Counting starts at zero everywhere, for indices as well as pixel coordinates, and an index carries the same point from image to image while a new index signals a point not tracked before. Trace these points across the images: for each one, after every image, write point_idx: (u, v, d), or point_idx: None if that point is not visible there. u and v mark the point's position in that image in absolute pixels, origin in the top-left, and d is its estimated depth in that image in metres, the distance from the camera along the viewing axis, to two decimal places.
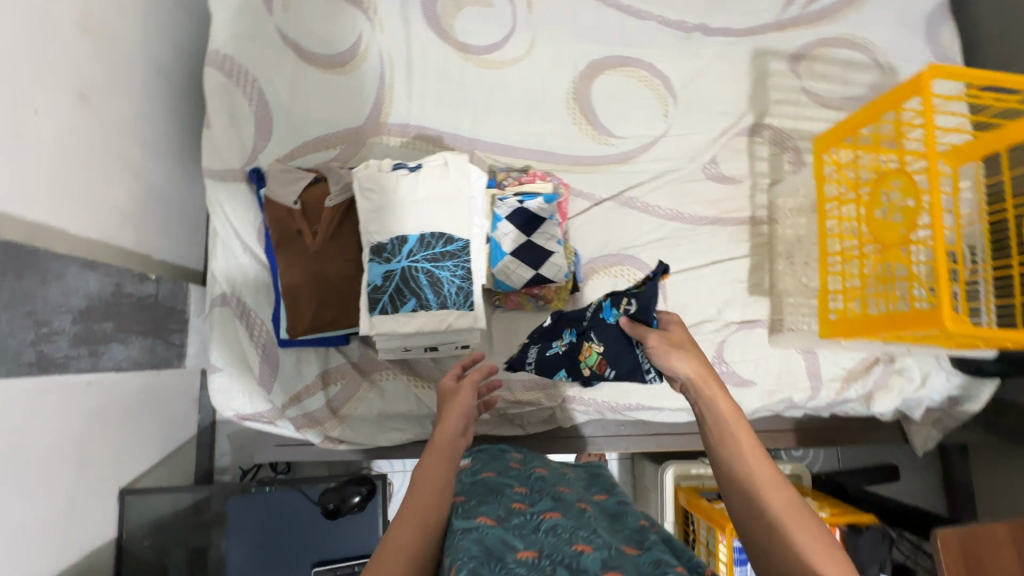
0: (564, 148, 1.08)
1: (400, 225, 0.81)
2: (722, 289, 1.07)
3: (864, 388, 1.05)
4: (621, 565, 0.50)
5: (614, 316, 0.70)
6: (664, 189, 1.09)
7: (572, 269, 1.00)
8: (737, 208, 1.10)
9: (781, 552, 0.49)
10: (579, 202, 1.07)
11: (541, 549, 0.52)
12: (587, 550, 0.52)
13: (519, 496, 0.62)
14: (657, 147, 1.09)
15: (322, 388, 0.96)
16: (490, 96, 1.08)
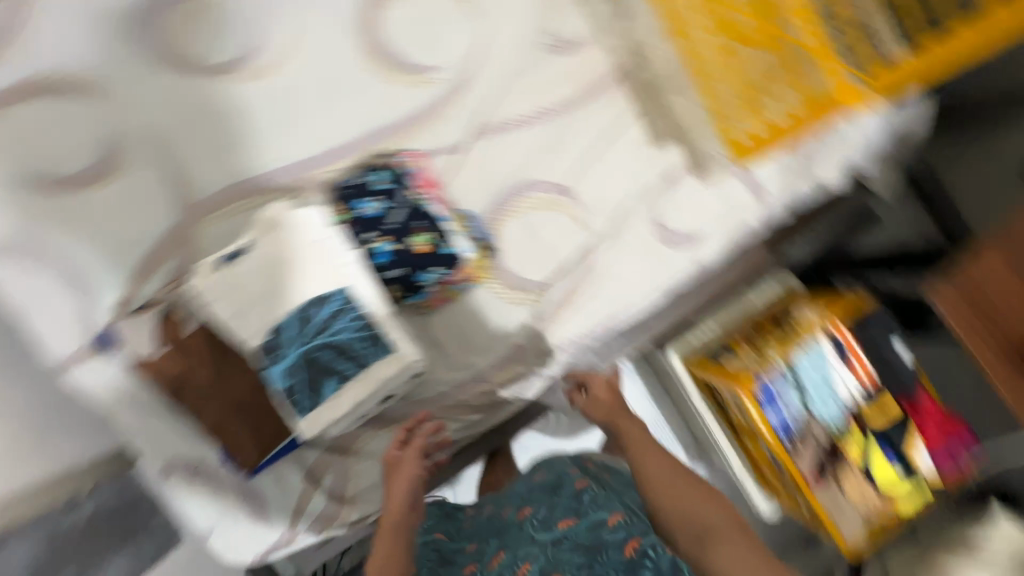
0: (392, 114, 0.93)
1: (266, 316, 0.71)
2: (628, 161, 0.97)
3: (807, 173, 0.99)
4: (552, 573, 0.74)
5: (367, 203, 0.84)
6: (514, 94, 0.95)
7: (472, 236, 0.91)
8: (596, 69, 0.97)
9: (676, 524, 0.69)
10: (441, 160, 0.94)
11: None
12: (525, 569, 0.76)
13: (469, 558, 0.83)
14: (484, 53, 0.94)
15: (316, 487, 0.91)
16: (282, 105, 0.90)
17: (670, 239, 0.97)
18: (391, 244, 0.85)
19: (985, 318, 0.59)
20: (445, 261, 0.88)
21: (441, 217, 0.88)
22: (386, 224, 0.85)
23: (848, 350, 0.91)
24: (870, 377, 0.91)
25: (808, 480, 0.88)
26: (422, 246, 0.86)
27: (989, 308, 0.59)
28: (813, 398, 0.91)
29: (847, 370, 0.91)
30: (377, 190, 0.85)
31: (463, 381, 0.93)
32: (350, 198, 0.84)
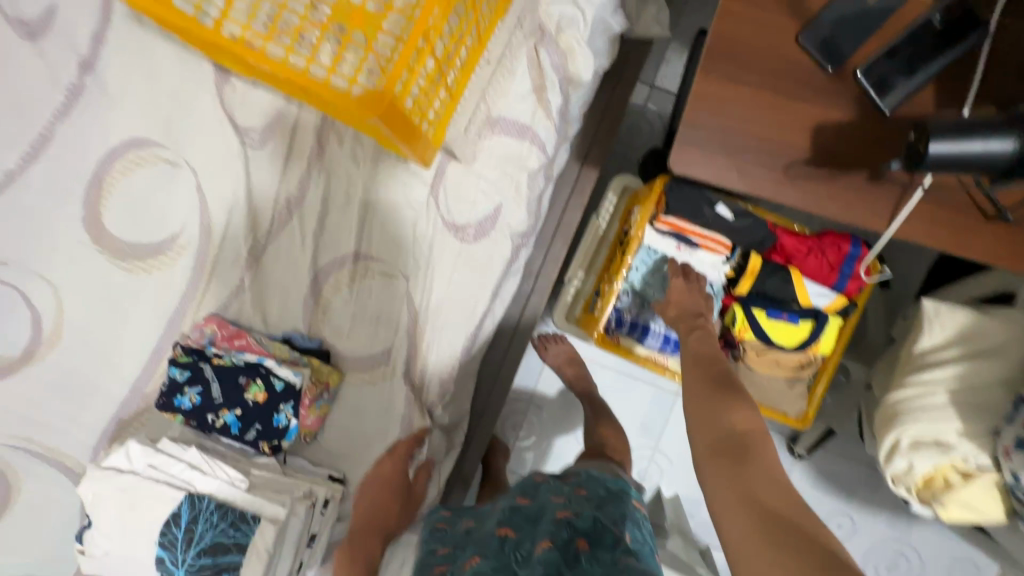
0: (174, 294, 0.94)
1: (145, 558, 0.75)
2: (391, 188, 0.91)
3: (557, 84, 0.88)
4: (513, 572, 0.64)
5: (186, 396, 0.86)
6: (258, 203, 0.93)
7: (298, 355, 0.91)
8: (309, 129, 0.91)
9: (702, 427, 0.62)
10: (238, 302, 0.95)
11: None
12: None
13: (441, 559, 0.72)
14: (206, 190, 0.93)
15: None
16: (90, 348, 0.95)
17: (474, 232, 0.91)
18: (233, 409, 0.87)
19: (744, 154, 0.60)
20: (285, 394, 0.88)
21: (254, 364, 0.88)
22: (215, 398, 0.87)
23: (693, 236, 0.77)
24: (723, 244, 0.76)
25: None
26: (258, 396, 0.87)
27: (738, 143, 0.60)
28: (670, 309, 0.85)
29: (702, 252, 0.78)
30: (187, 380, 0.87)
31: None
32: (173, 402, 0.87)
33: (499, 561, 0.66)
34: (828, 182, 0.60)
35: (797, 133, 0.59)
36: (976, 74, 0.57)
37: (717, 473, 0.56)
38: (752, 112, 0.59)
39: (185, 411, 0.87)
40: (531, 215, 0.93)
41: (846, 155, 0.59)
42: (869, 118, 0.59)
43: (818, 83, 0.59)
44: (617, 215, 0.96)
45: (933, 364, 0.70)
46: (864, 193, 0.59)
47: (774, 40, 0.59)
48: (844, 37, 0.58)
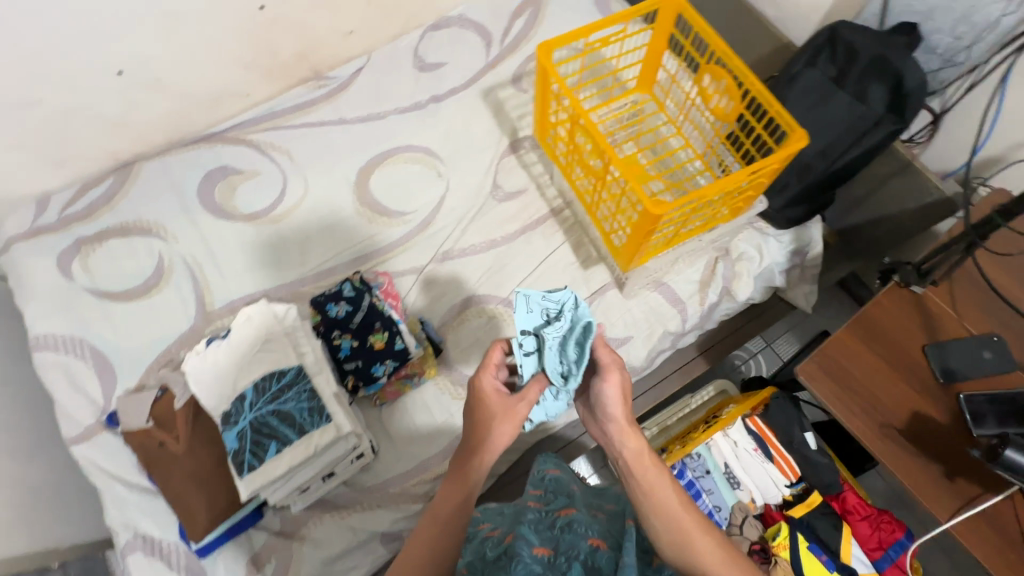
0: (372, 245, 1.19)
1: (234, 386, 0.87)
2: (562, 277, 1.16)
3: (719, 288, 1.13)
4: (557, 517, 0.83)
5: (334, 308, 1.04)
6: (471, 230, 1.20)
7: (423, 337, 1.07)
8: (537, 211, 1.22)
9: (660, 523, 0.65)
10: (406, 278, 1.16)
11: (552, 543, 0.75)
12: (595, 543, 0.76)
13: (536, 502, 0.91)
14: (446, 201, 1.22)
15: (257, 572, 0.95)
16: (291, 240, 1.20)
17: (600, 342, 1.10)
18: (353, 339, 1.02)
19: (859, 399, 0.77)
20: (394, 354, 1.01)
21: (391, 319, 1.03)
22: (350, 322, 1.03)
23: (771, 448, 0.91)
24: (792, 468, 0.89)
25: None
26: (376, 342, 1.02)
27: (857, 387, 0.77)
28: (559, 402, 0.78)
29: (773, 465, 0.90)
30: (341, 298, 1.05)
31: (406, 471, 1.01)
32: (321, 308, 1.05)
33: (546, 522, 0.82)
34: (910, 457, 0.74)
35: (902, 408, 0.76)
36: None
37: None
38: (876, 374, 0.78)
39: (322, 319, 1.04)
40: (645, 360, 1.11)
41: (934, 448, 0.74)
42: (961, 432, 0.74)
43: (931, 385, 0.77)
44: (707, 406, 1.11)
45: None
46: (934, 484, 0.72)
47: (910, 339, 0.79)
48: (958, 365, 0.76)
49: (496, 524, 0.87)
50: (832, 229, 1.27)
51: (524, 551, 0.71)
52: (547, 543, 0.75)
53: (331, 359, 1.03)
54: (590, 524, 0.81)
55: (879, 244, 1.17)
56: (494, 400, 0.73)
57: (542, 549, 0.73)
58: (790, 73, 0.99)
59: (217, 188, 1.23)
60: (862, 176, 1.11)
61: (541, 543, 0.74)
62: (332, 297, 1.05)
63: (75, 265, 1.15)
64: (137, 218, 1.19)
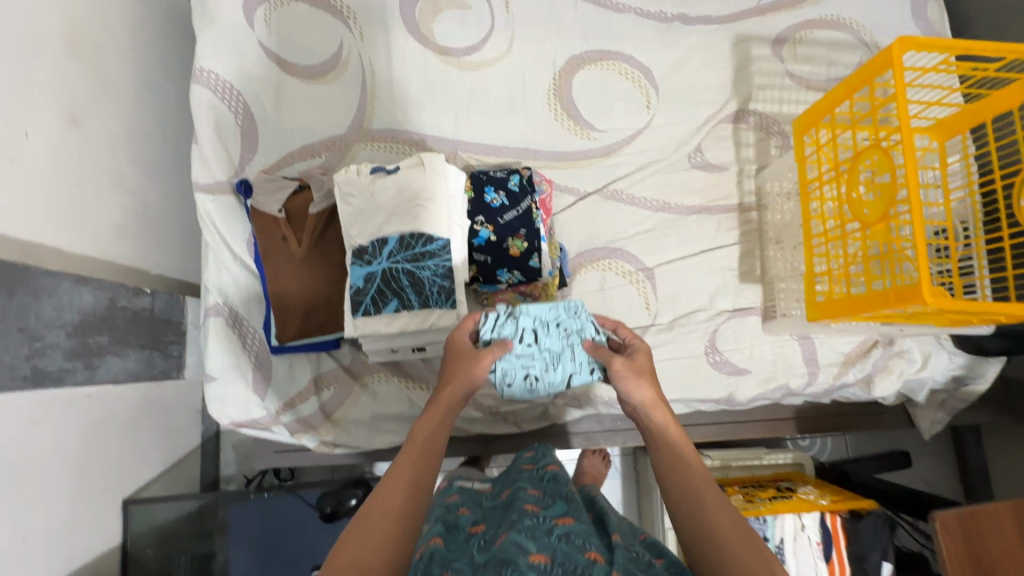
0: (546, 144, 1.09)
1: (379, 227, 0.83)
2: (712, 278, 1.06)
3: (863, 372, 1.03)
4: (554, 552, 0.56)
5: (488, 194, 0.96)
6: (649, 181, 1.08)
7: (557, 265, 1.00)
8: (724, 196, 1.09)
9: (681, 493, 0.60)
10: (564, 197, 1.07)
11: (553, 554, 0.56)
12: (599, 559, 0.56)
13: (532, 500, 0.69)
14: (640, 138, 1.09)
15: (314, 393, 0.98)
16: (470, 97, 1.09)
17: (716, 360, 1.03)
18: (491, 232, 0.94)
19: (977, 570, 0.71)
20: (525, 268, 0.94)
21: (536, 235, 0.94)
22: (496, 216, 0.95)
23: (834, 550, 0.88)
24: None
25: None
26: (512, 249, 0.94)
27: (981, 559, 0.71)
28: (504, 364, 0.83)
29: (826, 565, 0.87)
30: (498, 188, 0.96)
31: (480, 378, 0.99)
32: (476, 190, 0.96)
33: None
34: None
35: None
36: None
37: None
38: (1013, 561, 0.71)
39: (471, 200, 0.96)
40: (747, 401, 1.04)
41: None
42: None
43: None
44: (776, 469, 1.07)
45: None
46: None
47: None
48: None
49: (484, 518, 0.70)
50: (1000, 372, 1.12)
51: (518, 558, 0.53)
52: (544, 551, 0.56)
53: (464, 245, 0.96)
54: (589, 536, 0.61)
55: None
56: (465, 342, 0.76)
57: (539, 558, 0.54)
58: None
59: (422, 2, 1.08)
60: None
61: (537, 549, 0.56)
62: (489, 182, 0.96)
63: (259, 13, 1.05)
64: None
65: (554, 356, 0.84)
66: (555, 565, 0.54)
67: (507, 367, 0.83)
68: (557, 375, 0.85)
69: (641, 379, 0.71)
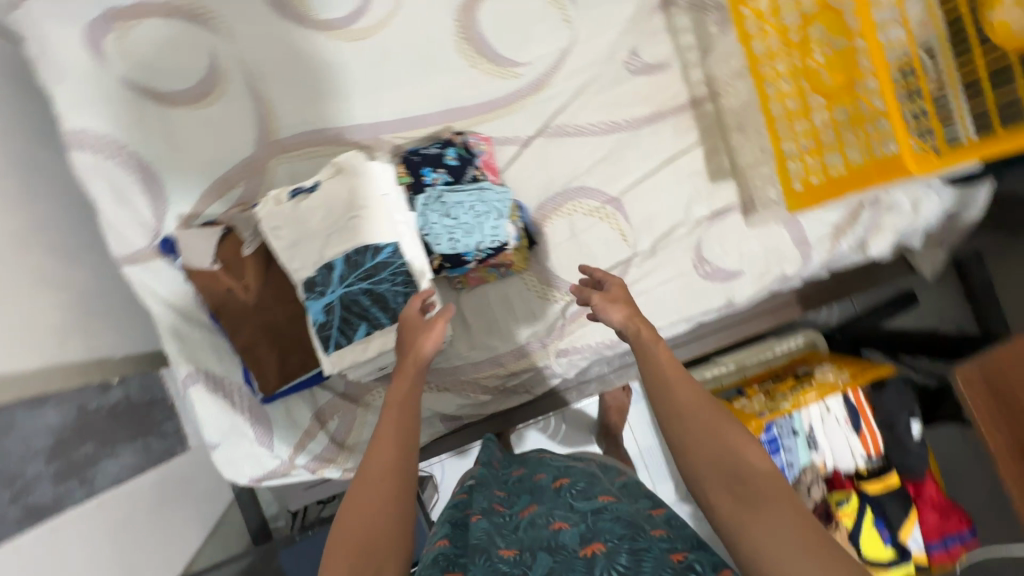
0: (471, 98, 0.98)
1: (320, 253, 0.76)
2: (682, 188, 1.00)
3: (855, 238, 0.99)
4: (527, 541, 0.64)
5: (428, 175, 0.89)
6: (591, 104, 0.99)
7: (520, 225, 0.94)
8: (673, 96, 1.00)
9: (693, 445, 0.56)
10: (507, 149, 0.98)
11: (521, 544, 0.64)
12: (564, 527, 0.65)
13: (500, 501, 0.76)
14: (569, 59, 0.98)
15: (320, 428, 0.95)
16: (373, 69, 0.97)
17: (707, 272, 0.99)
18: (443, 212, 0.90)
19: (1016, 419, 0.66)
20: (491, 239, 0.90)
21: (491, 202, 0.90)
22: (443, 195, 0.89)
23: (863, 422, 0.88)
24: (876, 445, 0.88)
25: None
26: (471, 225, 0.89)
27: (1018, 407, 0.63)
28: (429, 236, 0.89)
29: (858, 437, 0.88)
30: (434, 165, 0.89)
31: (478, 362, 0.96)
32: (413, 175, 0.89)
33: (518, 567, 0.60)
34: None
35: None
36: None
37: (732, 524, 0.52)
38: None
39: (412, 187, 0.89)
40: (748, 300, 1.01)
41: None
42: None
43: None
44: (790, 356, 1.06)
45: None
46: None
47: None
48: None
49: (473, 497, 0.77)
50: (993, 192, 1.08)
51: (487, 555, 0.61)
52: (513, 545, 0.64)
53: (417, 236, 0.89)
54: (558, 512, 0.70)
55: None
56: (411, 319, 0.72)
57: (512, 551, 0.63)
58: None
59: None
60: None
61: (507, 545, 0.64)
62: (424, 161, 0.89)
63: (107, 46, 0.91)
64: None
65: (471, 225, 0.89)
66: (523, 552, 0.63)
67: (433, 242, 0.89)
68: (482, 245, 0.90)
69: (619, 305, 0.69)
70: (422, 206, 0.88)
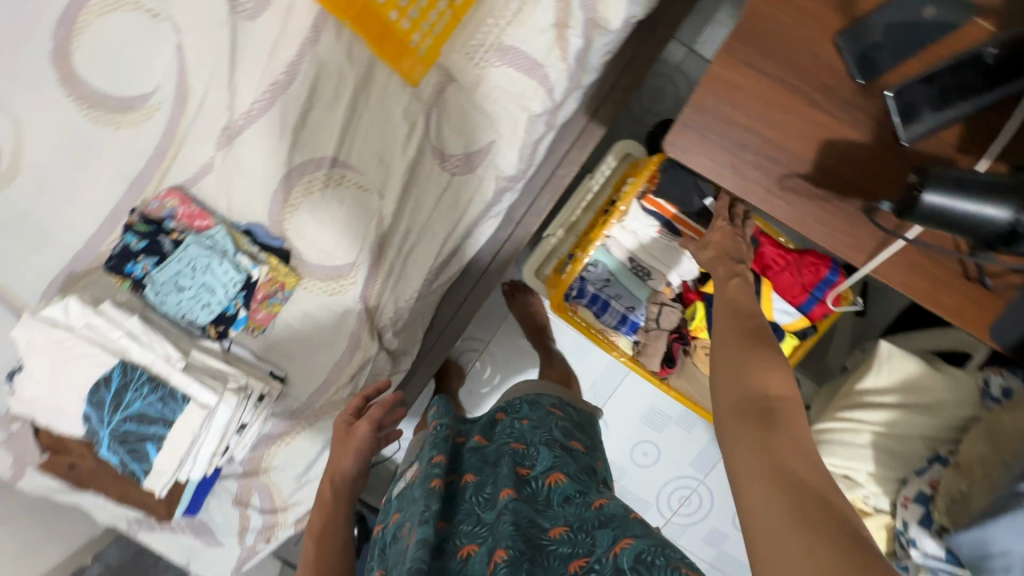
0: (138, 158, 0.90)
1: (75, 411, 0.78)
2: (385, 96, 0.87)
3: (581, 26, 0.81)
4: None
5: (138, 270, 0.87)
6: (240, 81, 0.87)
7: (257, 252, 0.90)
8: (308, 9, 0.84)
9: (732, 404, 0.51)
10: (204, 181, 0.91)
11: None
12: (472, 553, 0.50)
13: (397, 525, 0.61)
14: (188, 51, 0.86)
15: (248, 507, 1.01)
16: (45, 194, 0.91)
17: (461, 163, 0.88)
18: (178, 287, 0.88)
19: (734, 147, 0.56)
20: (231, 283, 0.88)
21: (207, 250, 0.87)
22: (164, 276, 0.87)
23: (676, 224, 0.82)
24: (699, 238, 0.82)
25: (660, 373, 0.87)
26: (206, 283, 0.87)
27: (730, 133, 0.56)
28: (190, 317, 0.89)
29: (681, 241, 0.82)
30: (133, 257, 0.87)
31: (321, 387, 0.95)
32: (127, 277, 0.87)
33: None
34: (818, 207, 0.56)
35: (805, 143, 0.55)
36: (986, 162, 0.52)
37: (735, 434, 0.48)
38: (767, 110, 0.55)
39: (138, 287, 0.88)
40: (524, 161, 0.89)
41: (842, 179, 0.55)
42: (882, 146, 0.54)
43: (840, 89, 0.54)
44: (611, 181, 0.93)
45: (862, 407, 0.72)
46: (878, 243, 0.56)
47: (803, 32, 0.54)
48: (882, 46, 0.52)
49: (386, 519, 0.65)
50: None
51: None
52: None
53: (182, 322, 0.90)
54: (468, 518, 0.55)
55: None
56: (342, 429, 0.82)
57: None
58: None
59: None
60: None
61: None
62: (123, 259, 0.87)
63: None
64: None
65: (208, 284, 0.87)
66: None
67: (196, 318, 0.89)
68: (234, 293, 0.89)
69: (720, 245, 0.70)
70: (161, 299, 0.88)
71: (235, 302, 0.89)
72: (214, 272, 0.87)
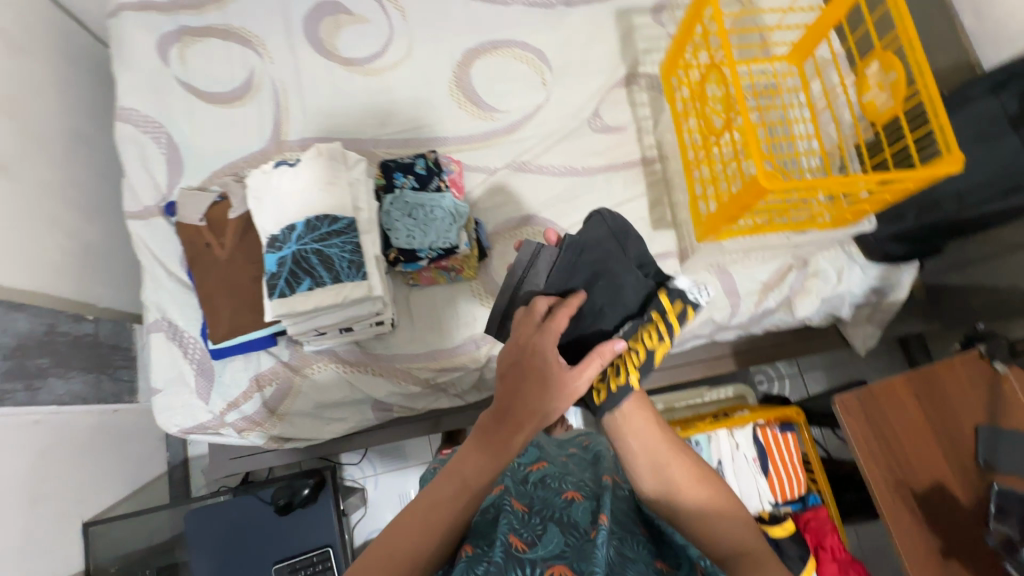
0: (453, 130, 1.15)
1: (288, 216, 0.91)
2: None
3: (781, 296, 1.06)
4: (547, 524, 0.62)
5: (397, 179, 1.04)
6: (554, 150, 1.15)
7: (473, 237, 1.05)
8: (627, 153, 1.15)
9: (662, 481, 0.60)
10: (476, 175, 1.14)
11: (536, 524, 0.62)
12: (575, 501, 0.67)
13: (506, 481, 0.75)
14: (541, 112, 1.16)
15: (257, 390, 1.01)
16: (379, 99, 1.16)
17: None
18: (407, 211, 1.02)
19: (881, 443, 0.79)
20: (441, 240, 0.99)
21: (448, 208, 1.01)
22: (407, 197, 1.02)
23: (770, 464, 0.97)
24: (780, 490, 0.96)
25: None
26: (427, 224, 1.00)
27: (884, 436, 0.80)
28: (392, 233, 1.00)
29: (765, 479, 0.96)
30: (404, 172, 1.05)
31: (415, 354, 1.03)
32: (387, 178, 1.04)
33: (556, 555, 0.57)
34: (913, 520, 0.76)
35: (926, 474, 0.77)
36: None
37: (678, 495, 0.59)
38: (912, 431, 0.79)
39: (385, 188, 1.04)
40: (678, 340, 1.08)
41: (939, 519, 0.76)
42: (975, 516, 0.75)
43: (966, 462, 0.77)
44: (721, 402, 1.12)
45: None
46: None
47: (965, 413, 0.79)
48: (1005, 455, 0.75)
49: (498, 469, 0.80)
50: (922, 281, 1.16)
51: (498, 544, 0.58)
52: (522, 533, 0.61)
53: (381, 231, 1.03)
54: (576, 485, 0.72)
55: (965, 312, 1.09)
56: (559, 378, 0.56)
57: (524, 547, 0.58)
58: (962, 96, 0.92)
59: (323, 22, 1.16)
60: (985, 236, 1.00)
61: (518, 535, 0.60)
62: (398, 168, 1.05)
63: (173, 51, 1.14)
64: (241, 27, 1.16)
65: (428, 226, 1.00)
66: (540, 542, 0.59)
67: (396, 237, 1.00)
68: (433, 246, 0.99)
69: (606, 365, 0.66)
70: (389, 208, 1.02)
71: (426, 252, 1.00)
72: (437, 222, 0.99)
